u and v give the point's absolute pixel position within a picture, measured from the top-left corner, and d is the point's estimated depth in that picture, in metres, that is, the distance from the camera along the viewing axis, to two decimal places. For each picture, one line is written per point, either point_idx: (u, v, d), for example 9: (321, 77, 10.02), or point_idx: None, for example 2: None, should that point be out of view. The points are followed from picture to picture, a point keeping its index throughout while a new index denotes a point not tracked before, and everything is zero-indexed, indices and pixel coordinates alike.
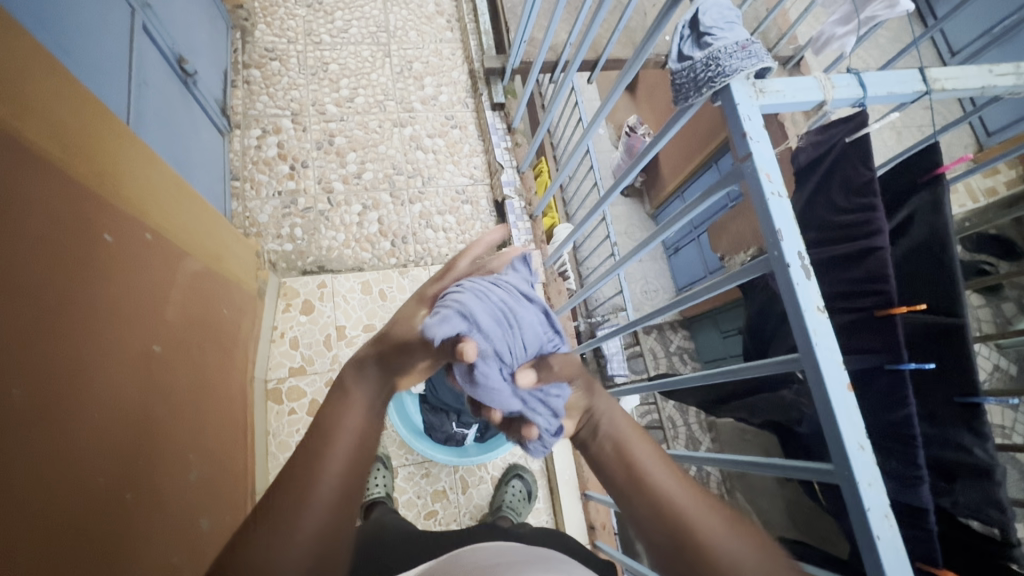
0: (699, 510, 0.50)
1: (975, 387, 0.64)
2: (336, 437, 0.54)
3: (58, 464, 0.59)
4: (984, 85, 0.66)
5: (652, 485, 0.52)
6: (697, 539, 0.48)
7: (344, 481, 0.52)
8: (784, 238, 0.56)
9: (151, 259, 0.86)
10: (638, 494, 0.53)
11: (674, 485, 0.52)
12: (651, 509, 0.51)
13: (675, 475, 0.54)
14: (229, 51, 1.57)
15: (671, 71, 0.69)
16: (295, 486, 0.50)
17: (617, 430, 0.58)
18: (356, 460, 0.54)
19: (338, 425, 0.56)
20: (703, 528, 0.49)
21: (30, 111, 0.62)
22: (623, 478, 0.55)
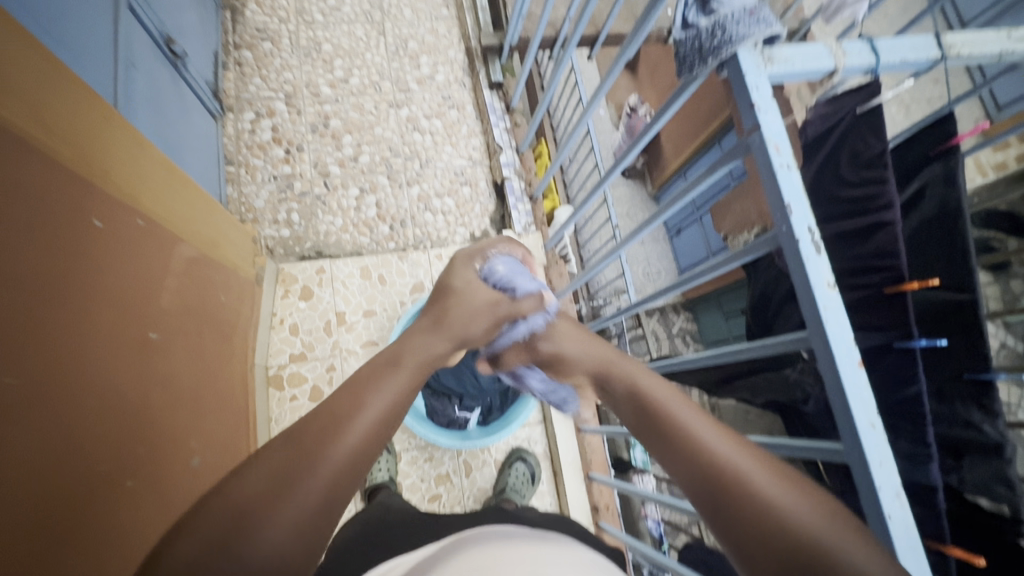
0: (739, 457, 0.48)
1: (986, 363, 0.63)
2: (365, 407, 0.53)
3: (56, 451, 0.59)
4: (1002, 51, 0.63)
5: (690, 437, 0.52)
6: (734, 483, 0.46)
7: (359, 453, 0.49)
8: (793, 213, 0.54)
9: (144, 245, 0.84)
10: (678, 444, 0.52)
11: (715, 436, 0.51)
12: (689, 457, 0.50)
13: (719, 429, 0.52)
14: (219, 31, 1.53)
15: (676, 41, 0.66)
16: (314, 441, 0.47)
17: (662, 395, 0.59)
18: (376, 438, 0.52)
19: (370, 397, 0.54)
20: (743, 472, 0.47)
21: (12, 93, 0.60)
22: (665, 435, 0.55)
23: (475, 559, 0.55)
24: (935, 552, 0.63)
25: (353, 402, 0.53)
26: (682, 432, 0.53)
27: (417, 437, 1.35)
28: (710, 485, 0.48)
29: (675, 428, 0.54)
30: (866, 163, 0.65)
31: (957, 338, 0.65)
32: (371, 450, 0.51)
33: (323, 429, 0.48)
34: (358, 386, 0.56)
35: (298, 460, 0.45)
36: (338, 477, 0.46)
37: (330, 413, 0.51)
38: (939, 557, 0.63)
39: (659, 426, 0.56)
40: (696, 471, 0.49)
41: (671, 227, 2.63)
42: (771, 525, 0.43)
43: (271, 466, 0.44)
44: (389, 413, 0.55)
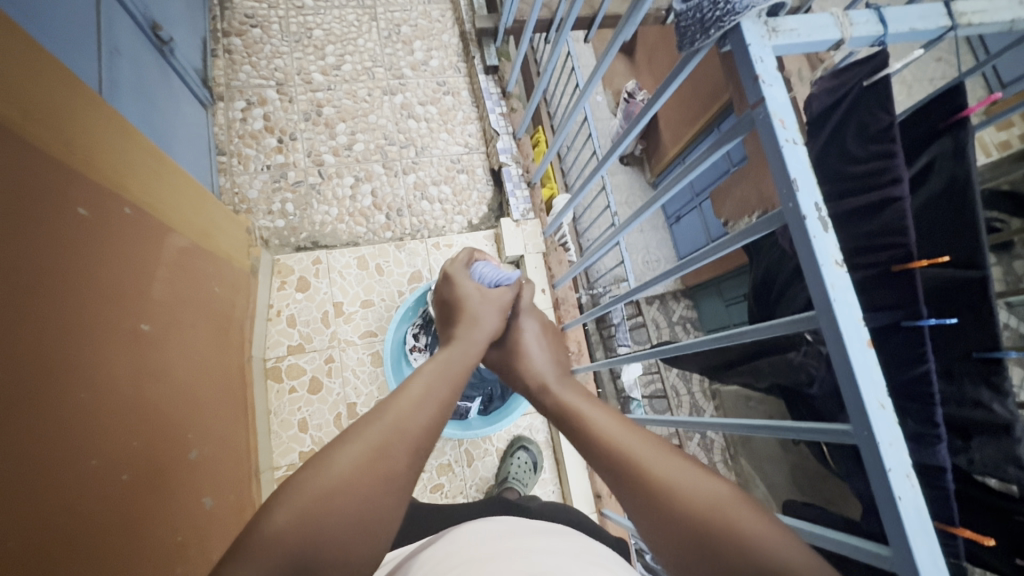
0: (651, 449, 0.53)
1: (996, 342, 0.61)
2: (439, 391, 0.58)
3: (48, 444, 0.58)
4: (1014, 18, 0.61)
5: (604, 436, 0.57)
6: (646, 471, 0.50)
7: (435, 431, 0.54)
8: (800, 188, 0.52)
9: (132, 235, 0.82)
10: (594, 443, 0.57)
11: (629, 433, 0.56)
12: (603, 453, 0.55)
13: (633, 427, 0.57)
14: (207, 18, 1.50)
15: (675, 13, 0.63)
16: (398, 418, 0.52)
17: (577, 405, 0.65)
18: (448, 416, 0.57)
19: (443, 380, 0.59)
20: (653, 463, 0.51)
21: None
22: (581, 437, 0.59)
23: (475, 548, 0.53)
24: (943, 533, 0.62)
25: (430, 385, 0.58)
26: (597, 431, 0.58)
27: None
28: (623, 477, 0.52)
29: (591, 430, 0.59)
30: (873, 137, 0.63)
31: (966, 316, 0.63)
32: (443, 427, 0.55)
33: (405, 406, 0.53)
34: (432, 368, 0.62)
35: (386, 433, 0.50)
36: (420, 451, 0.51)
37: (408, 392, 0.56)
38: (948, 538, 0.62)
39: (576, 431, 0.61)
40: (612, 463, 0.54)
41: (670, 213, 2.61)
42: (680, 505, 0.47)
43: (365, 438, 0.49)
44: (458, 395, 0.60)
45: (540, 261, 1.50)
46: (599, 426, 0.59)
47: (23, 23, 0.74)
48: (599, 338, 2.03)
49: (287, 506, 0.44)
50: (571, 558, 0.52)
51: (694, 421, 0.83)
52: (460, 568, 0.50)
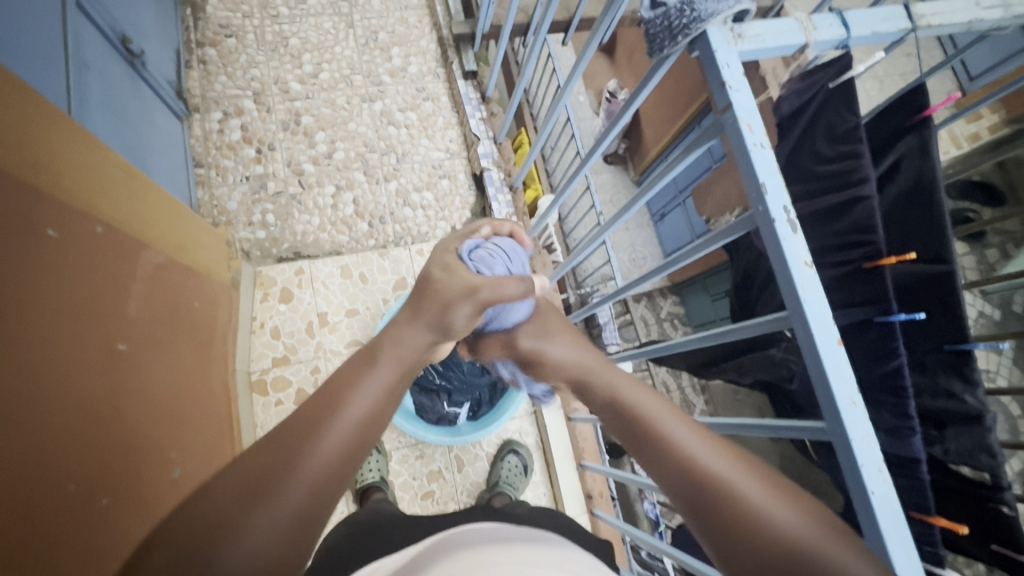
0: (743, 478, 0.48)
1: (965, 334, 0.62)
2: (349, 404, 0.52)
3: (26, 469, 0.57)
4: (972, 19, 0.63)
5: (688, 458, 0.51)
6: (743, 508, 0.46)
7: (341, 454, 0.48)
8: (768, 191, 0.53)
9: (105, 253, 0.81)
10: (674, 466, 0.52)
11: (713, 455, 0.51)
12: (689, 479, 0.50)
13: (715, 445, 0.52)
14: (181, 29, 1.48)
15: (644, 20, 0.63)
16: (288, 453, 0.46)
17: (657, 415, 0.57)
18: (362, 432, 0.51)
19: (355, 390, 0.54)
20: (749, 496, 0.47)
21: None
22: (659, 455, 0.54)
23: (459, 558, 0.52)
24: (919, 522, 0.64)
25: (332, 400, 0.52)
26: (678, 452, 0.52)
27: (407, 435, 1.34)
28: (716, 512, 0.47)
29: (669, 448, 0.53)
30: (841, 137, 0.64)
31: (935, 310, 0.65)
32: (354, 450, 0.50)
33: (295, 434, 0.48)
34: (347, 377, 0.56)
35: (271, 465, 0.45)
36: (319, 480, 0.46)
37: (308, 412, 0.51)
38: (925, 527, 0.63)
39: (652, 445, 0.55)
40: (700, 495, 0.49)
41: (655, 212, 2.63)
42: (782, 551, 0.43)
43: (244, 473, 0.44)
44: (378, 405, 0.55)
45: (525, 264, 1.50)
46: (679, 443, 0.53)
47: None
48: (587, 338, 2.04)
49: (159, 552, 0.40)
50: (555, 561, 0.52)
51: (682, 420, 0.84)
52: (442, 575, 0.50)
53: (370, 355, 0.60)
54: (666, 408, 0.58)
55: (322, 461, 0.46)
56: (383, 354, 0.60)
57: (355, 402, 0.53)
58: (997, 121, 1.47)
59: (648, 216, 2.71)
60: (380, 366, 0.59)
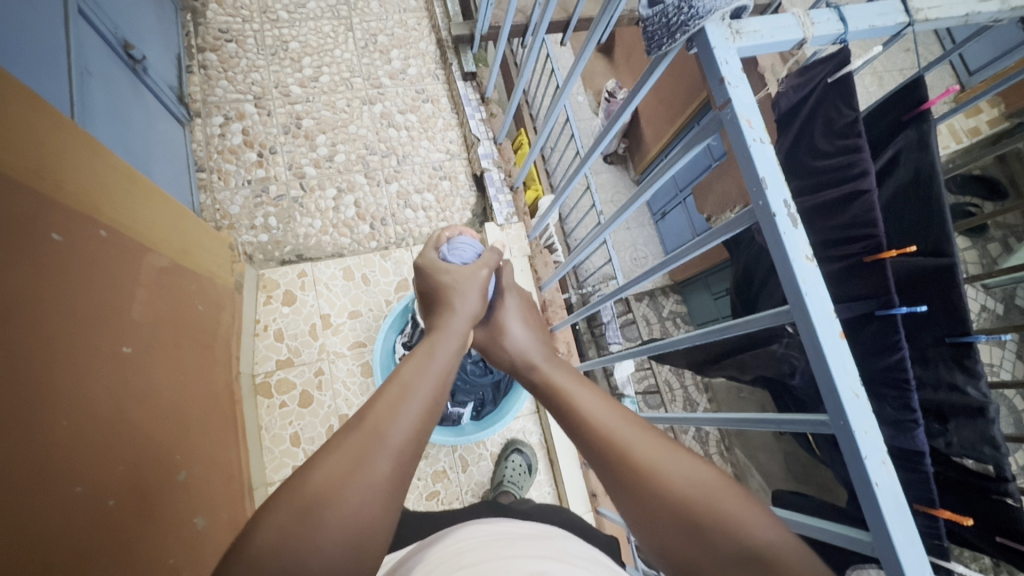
0: (639, 440, 0.52)
1: (966, 326, 0.63)
2: (420, 387, 0.55)
3: (31, 471, 0.57)
4: (968, 13, 0.63)
5: (597, 424, 0.55)
6: (637, 466, 0.50)
7: (418, 431, 0.51)
8: (768, 185, 0.53)
9: (109, 257, 0.82)
10: (585, 434, 0.56)
11: (619, 421, 0.55)
12: (595, 442, 0.54)
13: (622, 414, 0.56)
14: (181, 34, 1.49)
15: (641, 18, 0.64)
16: (371, 432, 0.49)
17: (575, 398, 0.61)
18: (432, 412, 0.54)
19: (425, 374, 0.56)
20: (645, 455, 0.50)
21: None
22: (573, 425, 0.58)
23: (462, 553, 0.54)
24: (924, 516, 0.64)
25: (406, 383, 0.55)
26: (586, 421, 0.56)
27: None
28: (615, 471, 0.51)
29: (581, 419, 0.57)
30: (840, 132, 0.65)
31: (936, 302, 0.65)
32: (427, 428, 0.53)
33: (380, 413, 0.50)
34: (416, 359, 0.58)
35: (362, 443, 0.48)
36: (402, 455, 0.49)
37: (385, 393, 0.53)
38: (929, 520, 0.64)
39: (567, 418, 0.59)
40: (603, 456, 0.53)
41: (655, 210, 2.64)
42: (673, 502, 0.47)
43: (343, 449, 0.47)
44: (443, 386, 0.58)
45: (526, 264, 1.50)
46: (589, 413, 0.57)
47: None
48: (590, 337, 2.04)
49: (273, 520, 0.43)
50: (557, 557, 0.52)
51: (685, 416, 0.84)
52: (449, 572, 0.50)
53: (431, 343, 0.62)
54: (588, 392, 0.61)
55: (403, 437, 0.49)
56: (441, 342, 0.63)
57: (423, 384, 0.55)
58: (997, 114, 1.46)
59: (648, 214, 2.71)
60: (439, 355, 0.61)
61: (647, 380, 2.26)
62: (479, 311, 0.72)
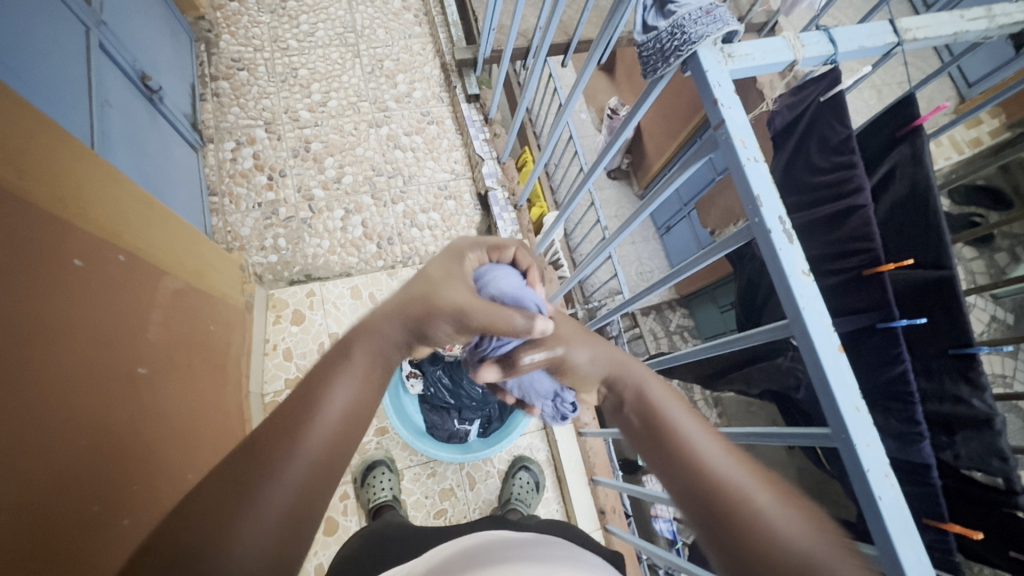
0: (755, 486, 0.44)
1: (969, 337, 0.63)
2: (329, 397, 0.48)
3: (50, 492, 0.59)
4: (956, 31, 0.65)
5: (701, 461, 0.47)
6: (753, 518, 0.42)
7: (326, 449, 0.44)
8: (763, 203, 0.55)
9: (125, 281, 0.84)
10: (686, 469, 0.48)
11: (725, 460, 0.47)
12: (696, 481, 0.46)
13: (721, 445, 0.49)
14: (195, 64, 1.54)
15: (637, 44, 0.67)
16: (272, 446, 0.43)
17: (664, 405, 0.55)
18: (342, 428, 0.47)
19: (332, 385, 0.49)
20: (760, 506, 0.42)
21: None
22: (669, 458, 0.50)
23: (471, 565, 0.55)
24: (933, 530, 0.64)
25: (309, 395, 0.48)
26: (689, 454, 0.48)
27: (418, 453, 1.34)
28: (722, 520, 0.43)
29: (682, 449, 0.49)
30: (834, 149, 0.66)
31: (936, 314, 0.65)
32: (338, 446, 0.46)
33: (278, 434, 0.43)
34: (320, 371, 0.51)
35: (252, 468, 0.41)
36: (305, 483, 0.42)
37: (285, 410, 0.46)
38: (939, 534, 0.63)
39: (662, 446, 0.51)
40: (706, 501, 0.45)
41: (660, 225, 2.65)
42: (790, 567, 0.38)
43: (218, 491, 0.39)
44: (359, 397, 0.50)
45: None
46: (693, 446, 0.49)
47: (8, 78, 0.76)
48: None
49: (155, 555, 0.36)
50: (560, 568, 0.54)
51: None
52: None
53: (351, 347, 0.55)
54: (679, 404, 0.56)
55: (307, 458, 0.43)
56: (362, 346, 0.55)
57: (333, 395, 0.48)
58: (997, 125, 1.48)
59: (653, 229, 2.73)
60: (359, 361, 0.53)
61: None
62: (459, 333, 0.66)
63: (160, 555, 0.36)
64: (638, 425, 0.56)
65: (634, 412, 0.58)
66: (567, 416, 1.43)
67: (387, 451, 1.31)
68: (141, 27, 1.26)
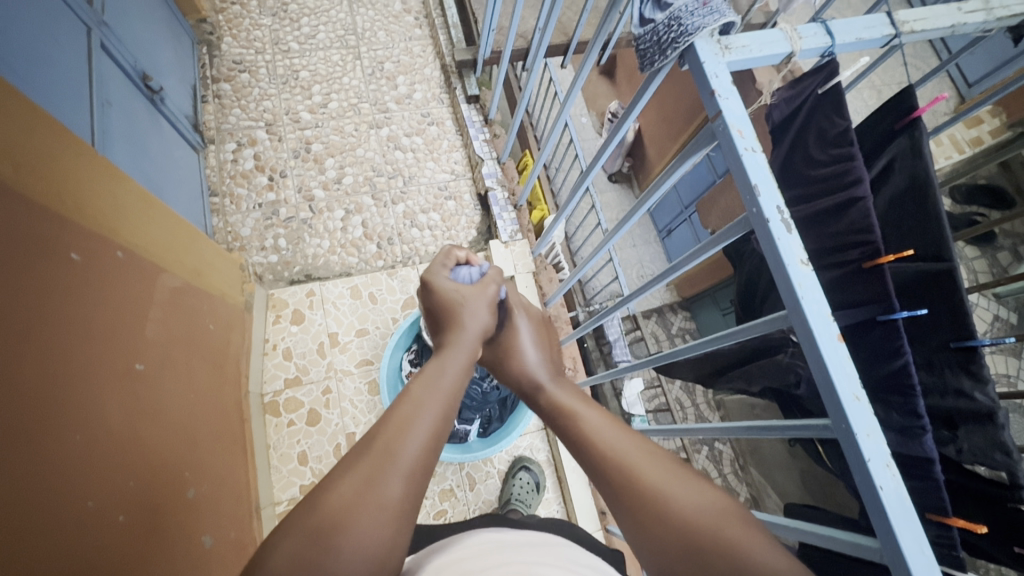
0: (643, 460, 0.51)
1: (971, 330, 0.62)
2: (429, 405, 0.54)
3: (45, 487, 0.58)
4: (955, 24, 0.64)
5: (599, 446, 0.55)
6: (642, 488, 0.49)
7: (429, 449, 0.51)
8: (761, 193, 0.54)
9: (124, 277, 0.84)
10: (591, 456, 0.55)
11: (619, 441, 0.54)
12: (599, 466, 0.53)
13: (630, 435, 0.55)
14: (197, 66, 1.56)
15: (634, 37, 0.67)
16: (384, 449, 0.49)
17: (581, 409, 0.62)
18: (440, 432, 0.53)
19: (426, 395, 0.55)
20: (647, 476, 0.50)
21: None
22: (578, 449, 0.57)
23: (460, 563, 0.54)
24: (937, 524, 0.62)
25: (416, 401, 0.54)
26: (591, 442, 0.56)
27: None
28: (620, 492, 0.50)
29: (585, 440, 0.57)
30: (833, 141, 0.66)
31: (937, 306, 0.65)
32: (437, 444, 0.52)
33: (392, 430, 0.50)
34: (420, 382, 0.57)
35: (377, 463, 0.47)
36: (414, 474, 0.48)
37: (396, 412, 0.53)
38: (942, 529, 0.62)
39: (571, 439, 0.59)
40: (610, 481, 0.52)
41: (661, 227, 2.65)
42: (685, 535, 0.45)
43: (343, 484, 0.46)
44: (450, 405, 0.57)
45: (531, 280, 1.51)
46: (592, 436, 0.56)
47: (8, 75, 0.76)
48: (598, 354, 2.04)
49: (288, 540, 0.43)
50: (553, 565, 0.53)
51: (695, 427, 0.83)
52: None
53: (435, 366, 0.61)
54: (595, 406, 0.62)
55: (414, 454, 0.49)
56: (446, 363, 0.62)
57: (432, 404, 0.55)
58: (999, 125, 1.48)
59: (654, 231, 2.73)
60: (449, 377, 0.60)
61: (657, 398, 2.26)
62: (490, 324, 0.74)
63: (302, 535, 0.43)
64: (554, 423, 0.64)
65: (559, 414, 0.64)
66: None
67: None
68: (143, 29, 1.27)
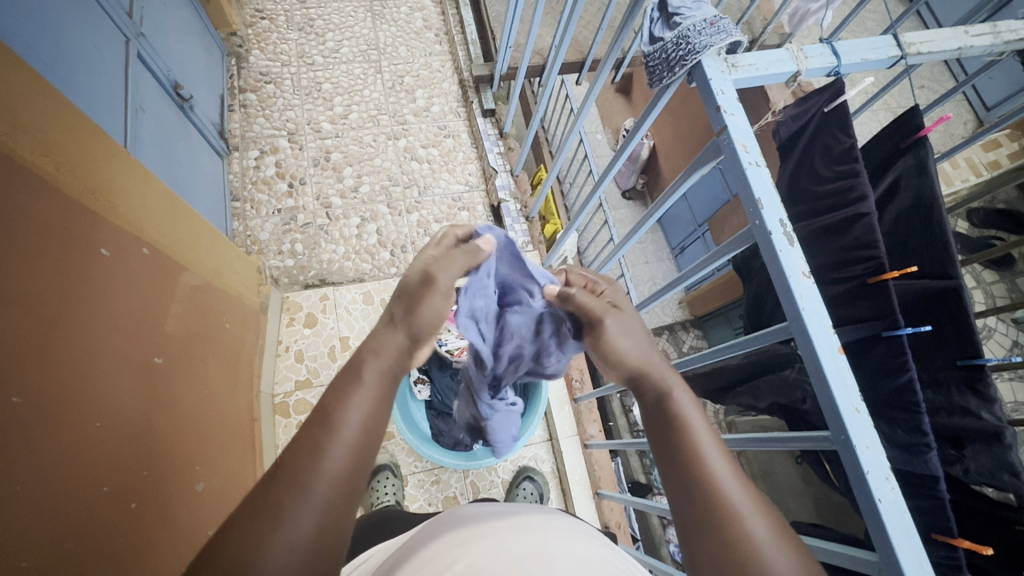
0: (752, 510, 0.45)
1: (977, 349, 0.62)
2: (344, 422, 0.49)
3: (63, 467, 0.61)
4: (961, 46, 0.65)
5: (711, 474, 0.47)
6: (744, 543, 0.43)
7: (348, 473, 0.46)
8: (764, 206, 0.55)
9: (150, 272, 0.88)
10: (693, 479, 0.48)
11: (732, 479, 0.47)
12: (698, 493, 0.47)
13: (732, 465, 0.48)
14: (225, 77, 1.62)
15: (644, 54, 0.70)
16: (291, 476, 0.44)
17: (685, 409, 0.52)
18: (360, 455, 0.48)
19: (345, 405, 0.50)
20: (755, 531, 0.44)
21: (15, 125, 0.64)
22: (676, 458, 0.50)
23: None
24: (942, 545, 0.61)
25: (325, 415, 0.49)
26: (699, 466, 0.48)
27: (423, 460, 1.35)
28: (716, 537, 0.45)
29: (692, 458, 0.49)
30: (838, 158, 0.67)
31: (942, 322, 0.65)
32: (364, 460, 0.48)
33: (300, 455, 0.46)
34: (335, 393, 0.51)
35: (281, 491, 0.43)
36: (331, 497, 0.45)
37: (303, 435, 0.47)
38: (947, 549, 0.61)
39: (671, 446, 0.51)
40: (703, 517, 0.46)
41: (675, 244, 2.66)
42: None
43: (244, 527, 0.42)
44: (377, 414, 0.51)
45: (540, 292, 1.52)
46: (702, 452, 0.49)
47: (50, 78, 0.81)
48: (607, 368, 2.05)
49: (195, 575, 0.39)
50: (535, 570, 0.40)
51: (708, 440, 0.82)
52: (444, 553, 0.45)
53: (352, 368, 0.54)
54: (694, 407, 0.53)
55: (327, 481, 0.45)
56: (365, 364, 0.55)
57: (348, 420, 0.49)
58: (1015, 149, 1.47)
59: (668, 249, 2.74)
60: (364, 383, 0.53)
61: None
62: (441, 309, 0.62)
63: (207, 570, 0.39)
64: (651, 410, 0.55)
65: (652, 405, 0.55)
66: (573, 428, 1.42)
67: (392, 457, 1.31)
68: (177, 41, 1.34)
